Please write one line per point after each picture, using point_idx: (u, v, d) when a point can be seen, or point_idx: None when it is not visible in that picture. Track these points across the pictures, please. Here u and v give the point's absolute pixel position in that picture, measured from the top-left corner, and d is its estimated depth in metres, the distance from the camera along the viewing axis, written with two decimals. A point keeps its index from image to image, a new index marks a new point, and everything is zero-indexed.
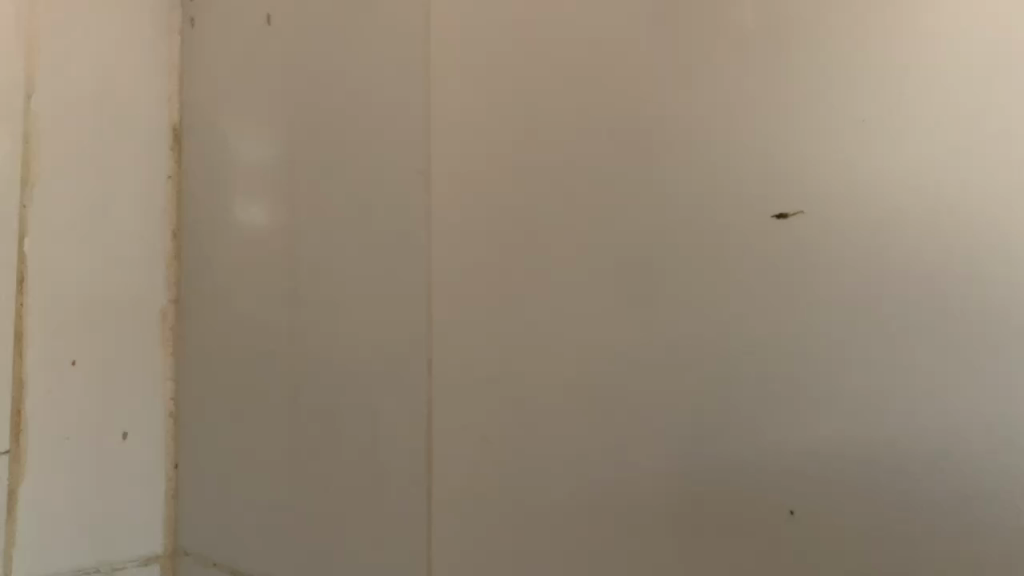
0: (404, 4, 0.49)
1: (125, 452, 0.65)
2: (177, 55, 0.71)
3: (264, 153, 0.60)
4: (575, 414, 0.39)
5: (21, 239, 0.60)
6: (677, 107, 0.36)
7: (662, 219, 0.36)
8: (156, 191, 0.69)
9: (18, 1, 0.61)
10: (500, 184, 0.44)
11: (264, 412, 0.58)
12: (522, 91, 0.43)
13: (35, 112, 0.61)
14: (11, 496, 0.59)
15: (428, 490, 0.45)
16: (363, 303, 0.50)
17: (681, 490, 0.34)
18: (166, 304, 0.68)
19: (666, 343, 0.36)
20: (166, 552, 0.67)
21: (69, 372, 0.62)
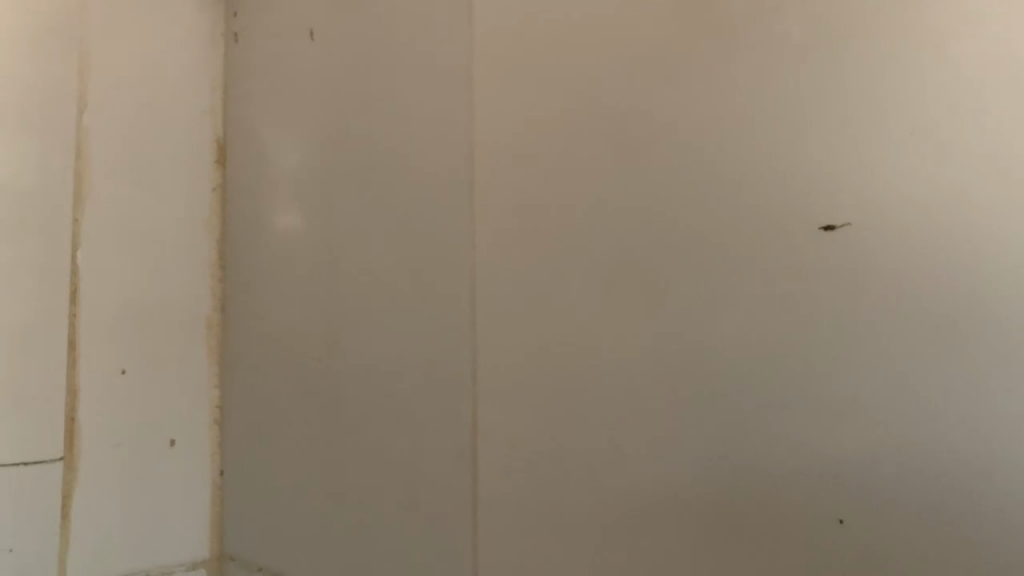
0: (448, 16, 0.49)
1: (173, 458, 0.67)
2: (221, 70, 0.72)
3: (307, 165, 0.62)
4: (614, 419, 0.39)
5: (74, 250, 0.62)
6: (715, 114, 0.36)
7: (700, 225, 0.36)
8: (202, 203, 0.70)
9: (71, 21, 0.63)
10: (539, 191, 0.44)
11: (309, 418, 0.60)
12: (560, 98, 0.43)
13: (86, 128, 0.63)
14: (65, 501, 0.61)
15: (473, 496, 0.46)
16: (407, 311, 0.51)
17: (714, 494, 0.34)
18: (211, 313, 0.70)
19: (708, 351, 0.35)
20: (212, 556, 0.68)
21: (119, 380, 0.64)
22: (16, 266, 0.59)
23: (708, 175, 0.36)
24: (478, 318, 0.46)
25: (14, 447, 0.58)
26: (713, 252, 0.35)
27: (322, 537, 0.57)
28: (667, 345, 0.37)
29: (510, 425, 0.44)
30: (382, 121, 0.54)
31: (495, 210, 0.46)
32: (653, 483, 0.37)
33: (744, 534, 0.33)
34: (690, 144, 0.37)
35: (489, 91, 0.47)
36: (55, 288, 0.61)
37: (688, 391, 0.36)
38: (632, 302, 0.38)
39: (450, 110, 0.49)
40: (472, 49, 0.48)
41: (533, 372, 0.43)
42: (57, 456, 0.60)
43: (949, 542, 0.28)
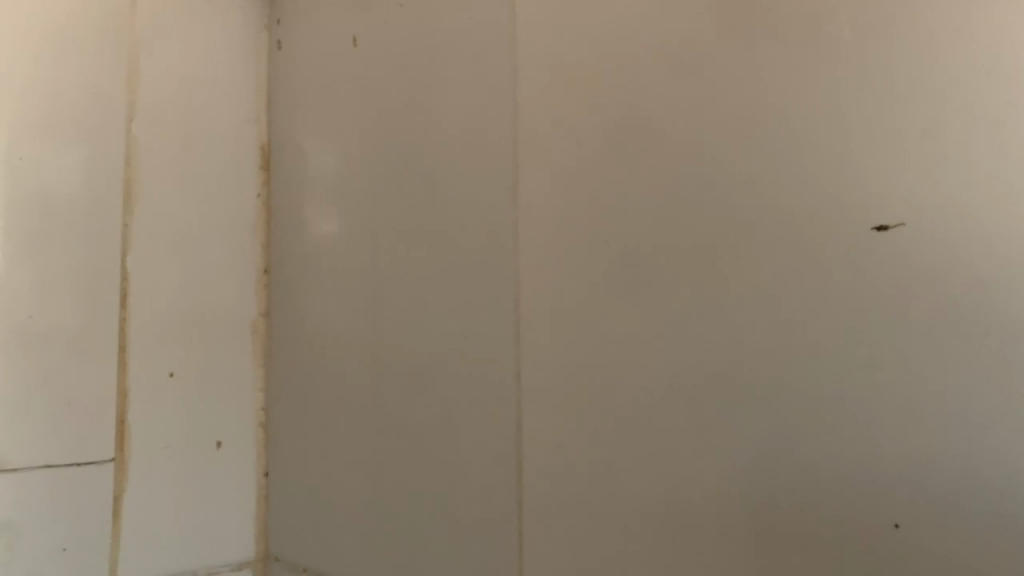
0: (490, 20, 0.50)
1: (220, 460, 0.68)
2: (265, 78, 0.74)
3: (349, 169, 0.62)
4: (658, 422, 0.39)
5: (125, 254, 0.63)
6: (766, 115, 0.35)
7: (745, 224, 0.36)
8: (247, 208, 0.71)
9: (120, 32, 0.64)
10: (581, 193, 0.44)
11: (353, 421, 0.60)
12: (604, 98, 0.43)
13: (134, 136, 0.65)
14: (117, 501, 0.62)
15: (519, 499, 0.46)
16: (451, 314, 0.51)
17: (762, 497, 0.34)
18: (256, 317, 0.71)
19: (756, 352, 0.35)
20: (257, 557, 0.69)
21: (168, 383, 0.65)
22: (68, 271, 0.60)
23: (759, 176, 0.35)
24: (524, 321, 0.46)
25: (68, 449, 0.59)
26: (762, 254, 0.35)
27: (365, 538, 0.58)
28: (719, 349, 0.36)
29: (554, 428, 0.44)
30: (426, 124, 0.54)
31: (537, 213, 0.46)
32: (702, 487, 0.37)
33: (795, 536, 0.33)
34: (740, 145, 0.36)
35: (533, 94, 0.47)
36: (107, 293, 0.62)
37: (739, 395, 0.35)
38: (678, 304, 0.38)
39: (495, 114, 0.49)
40: (515, 52, 0.48)
41: (577, 375, 0.43)
42: (108, 458, 0.61)
43: (995, 551, 0.28)
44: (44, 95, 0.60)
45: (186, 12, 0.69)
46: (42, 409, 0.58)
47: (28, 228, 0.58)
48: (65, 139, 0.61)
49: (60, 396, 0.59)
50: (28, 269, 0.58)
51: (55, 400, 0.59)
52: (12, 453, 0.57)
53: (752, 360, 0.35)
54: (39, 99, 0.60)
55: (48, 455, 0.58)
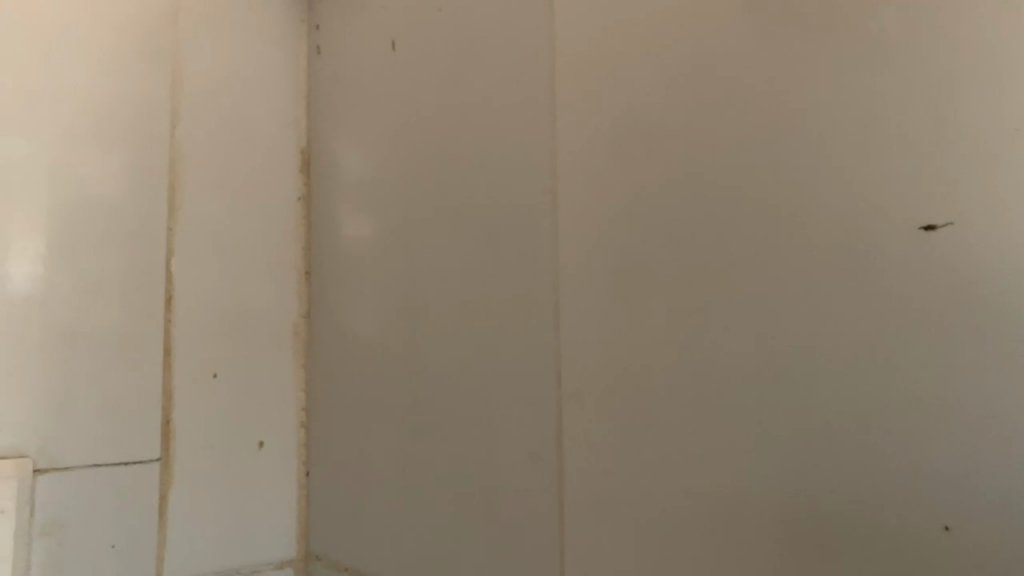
0: (529, 22, 0.50)
1: (262, 459, 0.69)
2: (305, 83, 0.75)
3: (388, 172, 0.63)
4: (700, 423, 0.39)
5: (170, 256, 0.65)
6: (810, 114, 0.35)
7: (787, 225, 0.36)
8: (288, 212, 0.72)
9: (164, 39, 0.66)
10: (620, 194, 0.44)
11: (393, 423, 0.61)
12: (644, 99, 0.43)
13: (179, 140, 0.66)
14: (162, 501, 0.63)
15: (560, 500, 0.46)
16: (491, 315, 0.52)
17: (805, 501, 0.34)
18: (298, 319, 0.72)
19: (800, 354, 0.35)
20: (297, 556, 0.70)
21: (211, 384, 0.66)
22: (115, 273, 0.62)
23: (803, 175, 0.35)
24: (563, 322, 0.46)
25: (115, 448, 0.60)
26: (805, 254, 0.35)
27: (405, 537, 0.58)
28: (762, 350, 0.36)
29: (594, 429, 0.44)
30: (465, 127, 0.55)
31: (575, 214, 0.46)
32: (745, 489, 0.36)
33: (841, 538, 0.33)
34: (783, 145, 0.36)
35: (571, 96, 0.47)
36: (152, 295, 0.63)
37: (783, 396, 0.35)
38: (719, 306, 0.38)
39: (533, 116, 0.49)
40: (554, 54, 0.48)
41: (616, 377, 0.43)
42: (154, 458, 0.62)
43: None
44: (93, 102, 0.61)
45: (229, 19, 0.70)
46: (90, 409, 0.60)
47: (77, 230, 0.60)
48: (114, 143, 0.62)
49: (108, 397, 0.60)
50: (78, 271, 0.60)
51: (102, 401, 0.60)
52: (61, 452, 0.58)
53: (796, 359, 0.35)
54: (88, 105, 0.61)
55: (96, 455, 0.60)
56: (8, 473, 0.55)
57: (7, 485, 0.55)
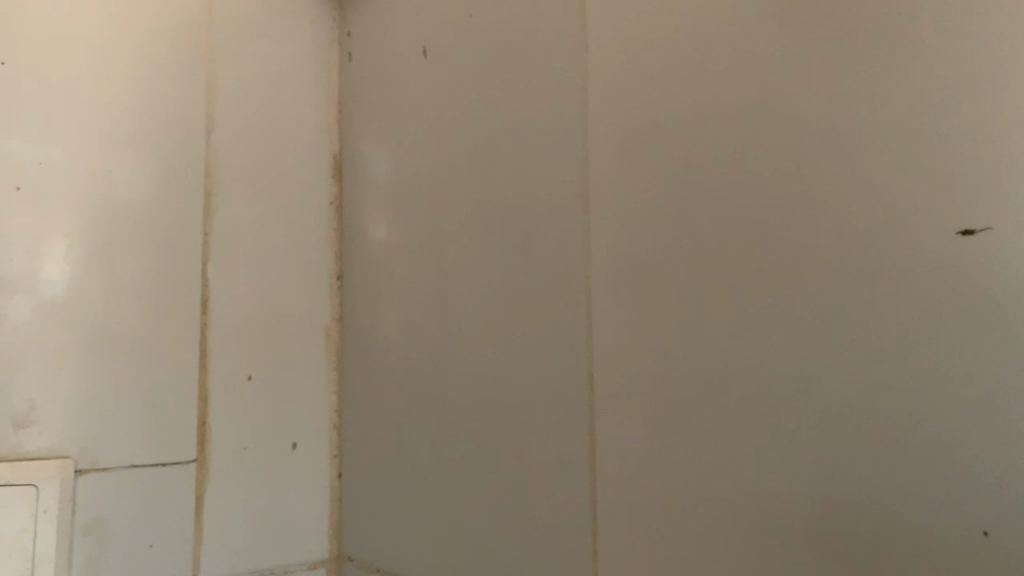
0: (561, 26, 0.50)
1: (295, 461, 0.69)
2: (337, 88, 0.76)
3: (419, 176, 0.63)
4: (734, 426, 0.39)
5: (206, 261, 0.66)
6: (846, 118, 0.35)
7: (822, 229, 0.36)
8: (320, 216, 0.73)
9: (200, 47, 0.67)
10: (652, 197, 0.44)
11: (425, 425, 0.61)
12: (678, 103, 0.43)
13: (214, 147, 0.67)
14: (198, 502, 0.64)
15: (593, 503, 0.46)
16: (523, 318, 0.52)
17: (843, 505, 0.34)
18: (330, 322, 0.73)
19: (837, 357, 0.35)
20: (331, 557, 0.71)
21: (246, 386, 0.67)
22: (152, 278, 0.63)
23: (840, 179, 0.35)
24: (596, 326, 0.47)
25: (152, 449, 0.62)
26: (841, 257, 0.35)
27: (438, 538, 0.59)
28: (797, 355, 0.36)
29: (627, 432, 0.44)
30: (496, 131, 0.55)
31: (608, 218, 0.46)
32: (781, 492, 0.36)
33: (877, 543, 0.33)
34: (818, 148, 0.36)
35: (603, 101, 0.47)
36: (189, 299, 0.65)
37: (820, 401, 0.35)
38: (754, 309, 0.38)
39: (566, 119, 0.49)
40: (586, 59, 0.48)
41: (649, 380, 0.43)
42: (191, 458, 0.63)
43: None
44: (130, 110, 0.63)
45: (262, 27, 0.71)
46: (130, 412, 0.61)
47: (116, 236, 0.61)
48: (151, 150, 0.64)
49: (146, 399, 0.62)
50: (116, 276, 0.61)
51: (140, 403, 0.61)
52: (101, 454, 0.59)
53: (832, 363, 0.35)
54: (125, 113, 0.63)
55: (135, 457, 0.61)
56: (51, 474, 0.56)
57: (50, 486, 0.56)
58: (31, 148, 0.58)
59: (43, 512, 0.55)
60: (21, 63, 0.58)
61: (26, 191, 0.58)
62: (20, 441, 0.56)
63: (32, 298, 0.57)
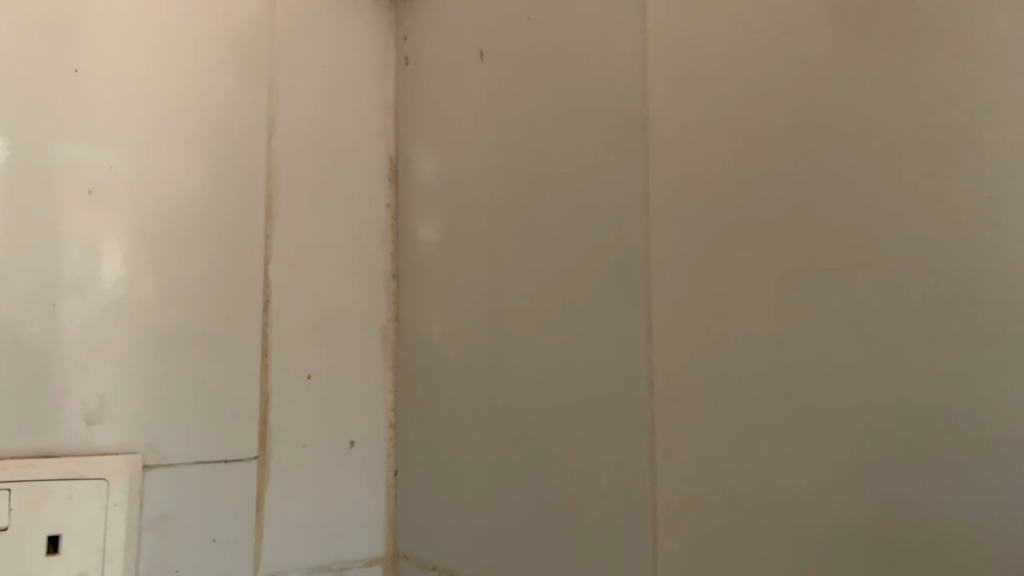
0: (622, 25, 0.50)
1: (353, 459, 0.70)
2: (393, 92, 0.77)
3: (475, 178, 0.64)
4: (793, 429, 0.38)
5: (267, 262, 0.67)
6: (909, 115, 0.34)
7: (881, 228, 0.35)
8: (377, 218, 0.74)
9: (261, 52, 0.68)
10: (711, 196, 0.43)
11: (481, 425, 0.61)
12: (737, 101, 0.42)
13: (275, 150, 0.69)
14: (259, 498, 0.65)
15: (653, 505, 0.46)
16: (581, 319, 0.52)
17: (903, 510, 0.33)
18: (386, 322, 0.74)
19: (898, 359, 0.34)
20: (386, 554, 0.72)
21: (306, 385, 0.68)
22: (215, 277, 0.64)
23: (900, 178, 0.34)
24: (655, 328, 0.46)
25: (215, 446, 0.63)
26: (902, 259, 0.34)
27: (494, 538, 0.59)
28: (857, 356, 0.35)
29: (683, 434, 0.44)
30: (555, 131, 0.55)
31: (669, 217, 0.46)
32: (841, 498, 0.36)
33: (937, 549, 0.32)
34: (878, 144, 0.35)
35: (663, 101, 0.47)
36: (252, 300, 0.66)
37: (880, 405, 0.34)
38: (812, 309, 0.37)
39: (625, 121, 0.49)
40: (646, 57, 0.48)
41: (708, 383, 0.43)
42: (252, 456, 0.65)
43: None
44: (194, 112, 0.64)
45: (321, 31, 0.72)
46: (193, 410, 0.62)
47: (182, 236, 0.63)
48: (213, 154, 0.65)
49: (210, 397, 0.63)
50: (182, 275, 0.63)
51: (204, 401, 0.63)
52: (167, 450, 0.61)
53: (894, 367, 0.34)
54: (190, 116, 0.64)
55: (198, 453, 0.62)
56: (120, 469, 0.58)
57: (119, 480, 0.58)
58: (99, 153, 0.60)
59: (113, 505, 0.57)
60: (91, 70, 0.60)
61: (97, 194, 0.60)
62: (91, 437, 0.58)
63: (100, 299, 0.59)
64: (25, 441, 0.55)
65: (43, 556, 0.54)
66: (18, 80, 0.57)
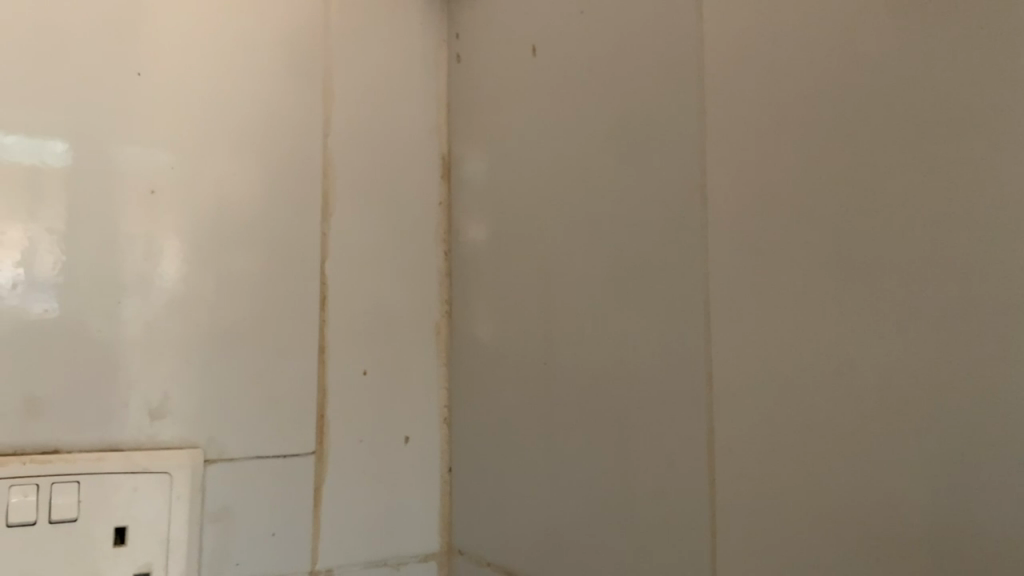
0: (677, 18, 0.49)
1: (408, 454, 0.71)
2: (446, 90, 0.77)
3: (528, 173, 0.64)
4: (849, 426, 0.37)
5: (324, 260, 0.68)
6: (968, 99, 0.33)
7: (939, 217, 0.33)
8: (431, 216, 0.75)
9: (317, 55, 0.69)
10: (766, 190, 0.42)
11: (536, 421, 0.61)
12: (791, 91, 0.41)
13: (332, 149, 0.70)
14: (317, 493, 0.66)
15: (712, 503, 0.45)
16: (638, 315, 0.51)
17: (958, 508, 0.32)
18: (440, 319, 0.74)
19: (958, 353, 0.32)
20: (441, 550, 0.72)
21: (361, 380, 0.69)
22: (272, 275, 0.65)
23: (958, 167, 0.33)
24: (712, 324, 0.45)
25: (269, 441, 0.64)
26: (961, 249, 0.32)
27: (550, 534, 0.59)
28: (916, 350, 0.34)
29: (739, 431, 0.43)
30: (610, 126, 0.55)
31: (725, 211, 0.45)
32: (895, 495, 0.35)
33: (993, 548, 0.31)
34: (934, 131, 0.34)
35: (717, 94, 0.46)
36: (310, 298, 0.67)
37: (942, 402, 0.33)
38: (868, 302, 0.36)
39: (681, 113, 0.48)
40: (701, 50, 0.47)
41: (764, 380, 0.42)
42: (309, 450, 0.66)
43: None
44: (250, 113, 0.66)
45: (376, 31, 0.73)
46: (250, 406, 0.63)
47: (240, 233, 0.64)
48: (269, 156, 0.66)
49: (266, 393, 0.64)
50: (240, 272, 0.64)
51: (260, 396, 0.64)
52: (226, 445, 0.62)
53: (954, 362, 0.32)
54: (246, 116, 0.65)
55: (256, 448, 0.63)
56: (182, 462, 0.59)
57: (182, 472, 0.59)
58: (160, 154, 0.61)
59: (176, 497, 0.58)
60: (152, 73, 0.61)
61: (159, 194, 0.61)
62: (154, 431, 0.59)
63: (161, 297, 0.60)
64: (91, 435, 0.57)
65: (111, 548, 0.56)
66: (80, 84, 0.58)
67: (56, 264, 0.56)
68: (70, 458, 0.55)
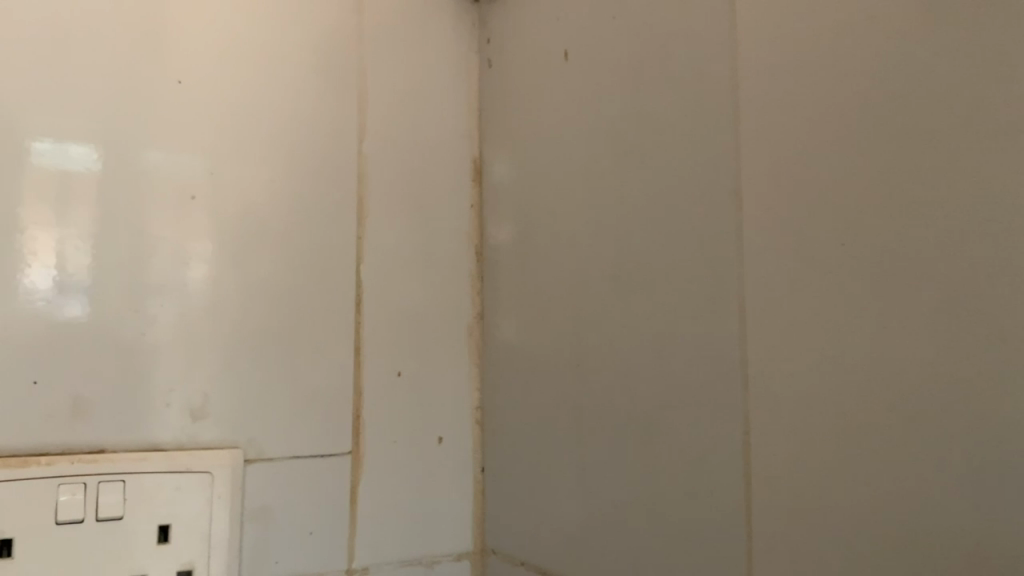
0: (710, 22, 0.49)
1: (442, 454, 0.72)
2: (476, 95, 0.78)
3: (560, 177, 0.64)
4: (884, 426, 0.37)
5: (359, 264, 0.69)
6: (1007, 104, 0.33)
7: (978, 220, 0.34)
8: (463, 219, 0.76)
9: (352, 62, 0.71)
10: (801, 192, 0.42)
11: (568, 422, 0.62)
12: (824, 94, 0.41)
13: (365, 154, 0.71)
14: (353, 491, 0.67)
15: (745, 503, 0.45)
16: (671, 317, 0.52)
17: (998, 508, 0.32)
18: (472, 321, 0.75)
19: (997, 355, 0.33)
20: (474, 549, 0.73)
21: (395, 381, 0.70)
22: (308, 278, 0.66)
23: (996, 171, 0.33)
24: (746, 326, 0.46)
25: (305, 441, 0.65)
26: (1000, 252, 0.33)
27: (582, 534, 0.59)
28: (953, 352, 0.34)
29: (773, 431, 0.43)
30: (642, 130, 0.55)
31: (759, 214, 0.45)
32: (931, 496, 0.35)
33: None
34: (972, 135, 0.34)
35: (750, 98, 0.46)
36: (345, 301, 0.68)
37: (981, 404, 0.33)
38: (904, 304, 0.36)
39: (713, 116, 0.49)
40: (733, 54, 0.47)
41: (799, 381, 0.42)
42: (345, 450, 0.67)
43: None
44: (286, 120, 0.67)
45: (408, 37, 0.74)
46: (287, 407, 0.64)
47: (277, 237, 0.65)
48: (304, 161, 0.67)
49: (302, 394, 0.65)
50: (276, 276, 0.65)
51: (297, 397, 0.65)
52: (264, 445, 0.63)
53: (993, 364, 0.33)
54: (282, 123, 0.67)
55: (293, 448, 0.64)
56: (222, 462, 0.60)
57: (222, 472, 0.60)
58: (199, 161, 0.63)
59: (216, 496, 0.60)
60: (193, 82, 0.63)
61: (200, 200, 0.62)
62: (195, 431, 0.60)
63: (202, 300, 0.62)
64: (133, 435, 0.58)
65: (154, 545, 0.57)
66: (123, 95, 0.60)
67: (102, 268, 0.58)
68: (115, 457, 0.57)
